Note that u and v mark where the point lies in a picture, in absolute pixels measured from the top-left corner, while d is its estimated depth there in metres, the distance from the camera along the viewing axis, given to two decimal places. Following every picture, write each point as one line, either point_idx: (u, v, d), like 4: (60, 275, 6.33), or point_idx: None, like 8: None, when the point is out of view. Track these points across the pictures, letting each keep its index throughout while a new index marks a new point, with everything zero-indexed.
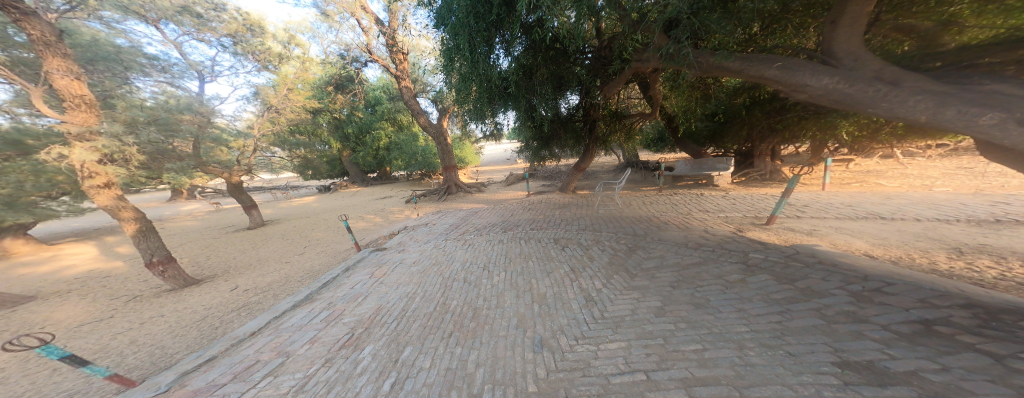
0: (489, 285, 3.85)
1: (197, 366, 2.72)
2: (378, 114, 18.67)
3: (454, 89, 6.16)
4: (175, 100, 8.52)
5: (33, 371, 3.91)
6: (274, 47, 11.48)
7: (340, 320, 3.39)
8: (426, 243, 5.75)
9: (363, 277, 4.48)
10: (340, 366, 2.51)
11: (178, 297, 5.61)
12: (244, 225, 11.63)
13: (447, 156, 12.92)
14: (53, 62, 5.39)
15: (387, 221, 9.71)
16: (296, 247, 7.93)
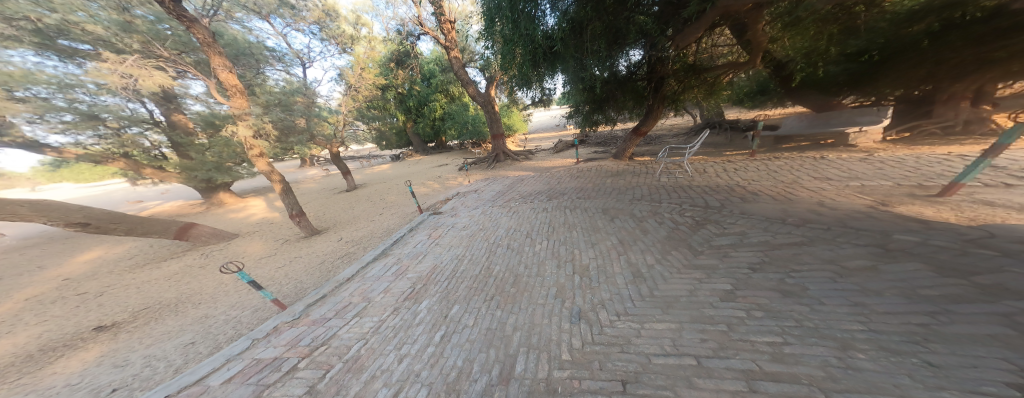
0: (531, 253, 3.78)
1: (316, 301, 3.39)
2: (433, 86, 19.76)
3: (499, 55, 6.44)
4: (290, 86, 10.63)
5: (233, 286, 5.94)
6: (347, 30, 12.36)
7: (405, 274, 3.77)
8: (475, 209, 6.08)
9: (423, 238, 5.01)
10: (403, 315, 2.85)
11: (307, 243, 7.59)
12: (341, 189, 14.54)
13: (494, 124, 13.13)
14: (216, 60, 6.67)
15: (442, 188, 10.62)
16: (377, 208, 9.64)
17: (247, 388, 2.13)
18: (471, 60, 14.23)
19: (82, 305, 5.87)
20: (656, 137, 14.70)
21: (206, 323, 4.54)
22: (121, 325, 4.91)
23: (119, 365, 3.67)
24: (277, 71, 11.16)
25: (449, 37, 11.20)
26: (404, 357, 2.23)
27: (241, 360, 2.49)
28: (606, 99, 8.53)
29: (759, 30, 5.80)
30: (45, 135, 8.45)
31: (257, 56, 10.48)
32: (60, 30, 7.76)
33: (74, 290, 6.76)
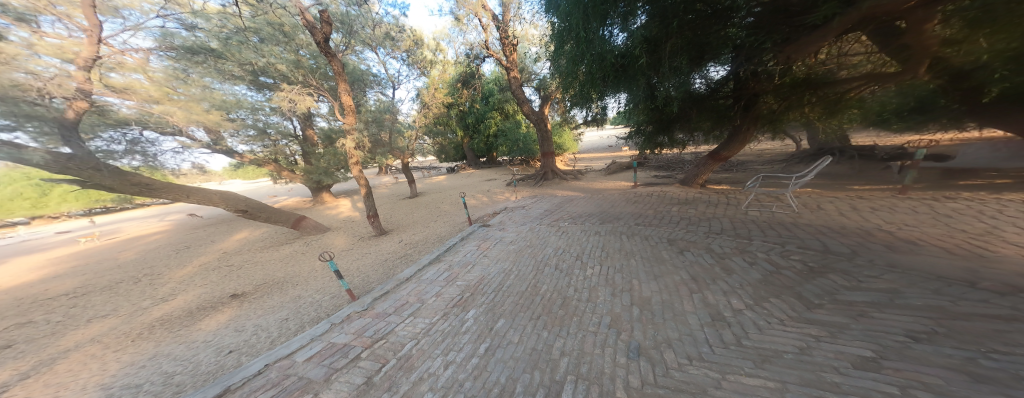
0: (581, 277, 3.49)
1: (379, 295, 3.63)
2: (490, 104, 21.19)
3: (562, 74, 6.84)
4: (381, 105, 12.61)
5: (315, 269, 7.00)
6: (427, 56, 14.34)
7: (455, 281, 3.84)
8: (524, 226, 6.04)
9: (472, 248, 5.11)
10: (451, 322, 2.85)
11: (375, 241, 8.57)
12: (404, 196, 16.29)
13: (545, 142, 13.35)
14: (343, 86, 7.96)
15: (491, 201, 11.01)
16: (433, 215, 10.48)
17: (321, 369, 2.33)
18: (529, 79, 14.58)
19: (227, 274, 7.59)
20: (743, 165, 12.63)
21: (301, 299, 5.28)
22: (246, 295, 6.02)
23: (240, 329, 4.47)
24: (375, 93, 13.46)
25: (510, 59, 12.08)
26: (450, 364, 2.20)
27: (320, 341, 2.77)
28: (675, 119, 7.85)
29: (928, 33, 3.97)
30: (238, 144, 11.91)
31: (366, 81, 12.95)
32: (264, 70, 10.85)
33: (225, 261, 8.85)
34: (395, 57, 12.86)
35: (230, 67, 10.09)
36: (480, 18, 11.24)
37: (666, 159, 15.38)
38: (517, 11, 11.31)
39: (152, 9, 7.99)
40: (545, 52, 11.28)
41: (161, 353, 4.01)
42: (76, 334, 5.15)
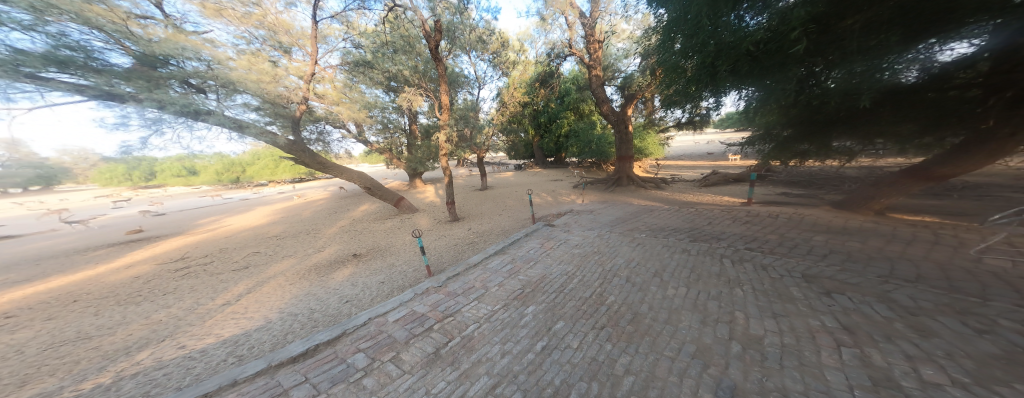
0: (659, 297, 3.18)
1: (451, 276, 4.03)
2: (565, 104, 20.93)
3: (668, 70, 6.49)
4: (466, 103, 13.62)
5: (402, 242, 8.16)
6: (510, 57, 14.89)
7: (517, 275, 3.96)
8: (596, 232, 5.80)
9: (536, 245, 5.20)
10: (512, 314, 2.96)
11: (450, 225, 9.46)
12: (475, 188, 17.49)
13: (625, 145, 12.63)
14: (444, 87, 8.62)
15: (558, 201, 10.91)
16: (499, 209, 11.02)
17: (404, 332, 2.76)
18: (612, 78, 13.68)
19: (352, 236, 9.39)
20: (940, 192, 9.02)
21: (394, 267, 6.06)
22: (364, 256, 7.27)
23: (353, 284, 5.38)
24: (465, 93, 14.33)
25: (594, 57, 11.75)
26: (507, 353, 2.30)
27: (406, 308, 3.26)
28: (850, 114, 5.60)
29: None
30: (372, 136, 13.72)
31: (460, 83, 13.63)
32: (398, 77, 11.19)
33: (356, 226, 10.84)
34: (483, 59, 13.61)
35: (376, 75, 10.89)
36: (567, 16, 11.16)
37: (803, 172, 12.17)
38: (607, 7, 10.77)
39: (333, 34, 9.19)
40: (638, 47, 10.77)
41: (307, 291, 5.27)
42: (259, 268, 7.02)
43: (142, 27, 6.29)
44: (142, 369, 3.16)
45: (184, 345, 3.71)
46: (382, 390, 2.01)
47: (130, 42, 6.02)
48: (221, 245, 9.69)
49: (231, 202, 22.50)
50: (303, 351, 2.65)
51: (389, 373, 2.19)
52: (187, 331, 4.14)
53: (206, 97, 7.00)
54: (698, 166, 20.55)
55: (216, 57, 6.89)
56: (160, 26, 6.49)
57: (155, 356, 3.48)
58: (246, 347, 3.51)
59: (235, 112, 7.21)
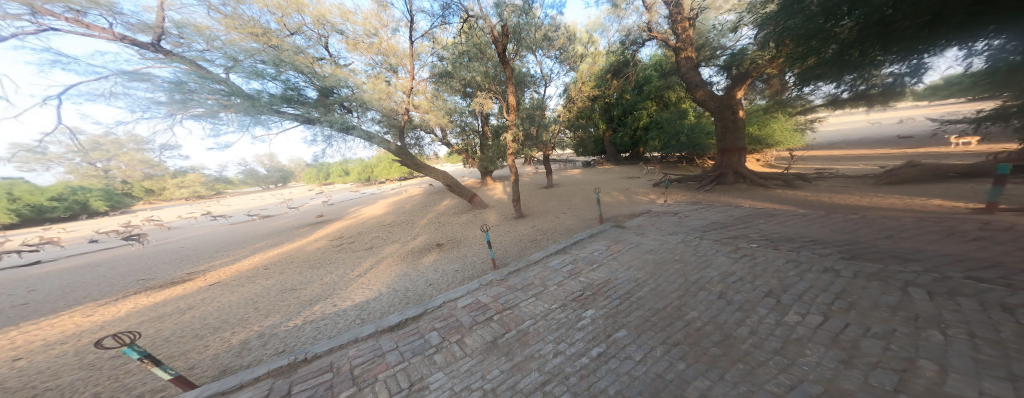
0: (763, 322, 2.57)
1: (512, 270, 4.26)
2: (645, 93, 18.79)
3: (813, 46, 5.71)
4: (532, 103, 13.44)
5: (474, 235, 8.97)
6: (579, 50, 14.10)
7: (578, 276, 3.88)
8: (680, 238, 5.05)
9: (602, 247, 4.95)
10: (569, 315, 2.93)
11: (518, 221, 9.82)
12: (543, 186, 17.62)
13: (731, 135, 10.78)
14: (510, 89, 8.92)
15: (632, 201, 9.95)
16: (565, 207, 10.85)
17: (469, 318, 3.11)
18: (711, 57, 11.47)
19: (438, 227, 10.84)
20: None
21: (466, 257, 6.76)
22: (444, 245, 8.36)
23: (435, 269, 6.28)
24: (531, 92, 14.35)
25: (683, 37, 10.21)
26: (560, 353, 2.34)
27: (471, 296, 3.66)
28: None
29: None
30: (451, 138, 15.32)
31: (527, 82, 13.78)
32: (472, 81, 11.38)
33: (441, 219, 12.38)
34: (549, 57, 13.17)
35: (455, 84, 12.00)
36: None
37: None
38: None
39: (424, 49, 10.57)
40: (745, 18, 8.78)
41: (404, 272, 6.39)
42: (373, 250, 8.89)
43: (319, 66, 8.33)
44: (312, 320, 4.58)
45: (334, 304, 5.14)
46: (448, 367, 2.37)
47: (315, 79, 8.08)
48: (355, 229, 12.69)
49: (360, 196, 29.03)
50: (396, 323, 3.35)
51: (454, 353, 2.54)
52: (334, 294, 5.68)
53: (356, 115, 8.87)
54: (877, 157, 14.37)
55: (353, 84, 8.48)
56: (327, 64, 8.62)
57: (319, 311, 4.93)
58: (367, 311, 4.60)
59: (367, 126, 8.93)
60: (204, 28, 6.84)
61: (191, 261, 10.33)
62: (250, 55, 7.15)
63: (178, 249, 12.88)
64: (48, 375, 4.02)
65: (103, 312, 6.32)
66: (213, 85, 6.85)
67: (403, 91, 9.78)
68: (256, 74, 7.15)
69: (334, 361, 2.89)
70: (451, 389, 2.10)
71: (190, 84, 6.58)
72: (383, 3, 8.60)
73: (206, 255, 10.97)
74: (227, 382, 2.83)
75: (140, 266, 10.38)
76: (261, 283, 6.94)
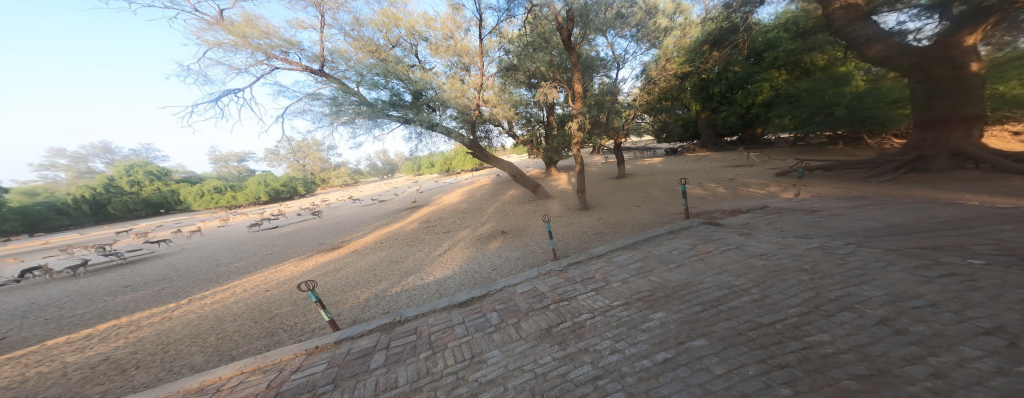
0: (968, 367, 1.42)
1: (572, 262, 4.20)
2: (766, 62, 15.09)
3: None
4: (603, 88, 12.37)
5: (536, 226, 9.00)
6: (664, 23, 12.09)
7: (648, 276, 3.45)
8: (812, 244, 3.59)
9: (683, 246, 4.23)
10: (632, 314, 2.66)
11: (584, 213, 9.36)
12: (613, 176, 16.38)
13: (947, 99, 7.10)
14: (576, 75, 8.48)
15: (735, 195, 8.21)
16: (638, 199, 9.80)
17: (527, 304, 3.22)
18: None
19: (503, 216, 11.34)
20: None
21: (527, 246, 6.94)
22: (510, 233, 8.71)
23: (500, 255, 6.67)
24: (600, 77, 13.26)
25: None
26: (617, 351, 2.16)
27: (530, 283, 3.78)
28: None
29: None
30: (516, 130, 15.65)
31: (596, 67, 12.78)
32: (541, 72, 11.28)
33: (507, 207, 12.88)
34: (621, 36, 11.75)
35: (520, 76, 11.53)
36: None
37: None
38: None
39: (494, 43, 10.96)
40: None
41: (475, 256, 6.96)
42: (451, 233, 10.04)
43: (410, 72, 9.43)
44: (407, 288, 5.55)
45: (421, 277, 6.05)
46: (504, 346, 2.55)
47: (410, 84, 9.26)
48: (437, 214, 14.50)
49: (442, 186, 32.91)
50: (465, 300, 3.74)
51: (511, 334, 2.69)
52: (420, 269, 6.68)
53: (440, 114, 9.89)
54: None
55: (437, 86, 9.50)
56: (418, 69, 9.96)
57: (411, 282, 5.91)
58: (444, 287, 5.26)
59: (446, 122, 9.95)
60: (344, 52, 8.70)
61: (337, 232, 13.84)
62: (372, 69, 8.68)
63: (330, 223, 17.37)
64: (273, 303, 6.14)
65: (302, 265, 9.00)
66: (351, 97, 8.71)
67: (474, 88, 10.42)
68: (373, 84, 8.66)
69: (417, 326, 3.44)
70: (506, 366, 2.26)
71: (339, 98, 8.56)
72: (455, 7, 9.32)
73: (345, 229, 14.48)
74: (354, 329, 3.75)
75: (314, 234, 14.44)
76: (374, 256, 8.60)
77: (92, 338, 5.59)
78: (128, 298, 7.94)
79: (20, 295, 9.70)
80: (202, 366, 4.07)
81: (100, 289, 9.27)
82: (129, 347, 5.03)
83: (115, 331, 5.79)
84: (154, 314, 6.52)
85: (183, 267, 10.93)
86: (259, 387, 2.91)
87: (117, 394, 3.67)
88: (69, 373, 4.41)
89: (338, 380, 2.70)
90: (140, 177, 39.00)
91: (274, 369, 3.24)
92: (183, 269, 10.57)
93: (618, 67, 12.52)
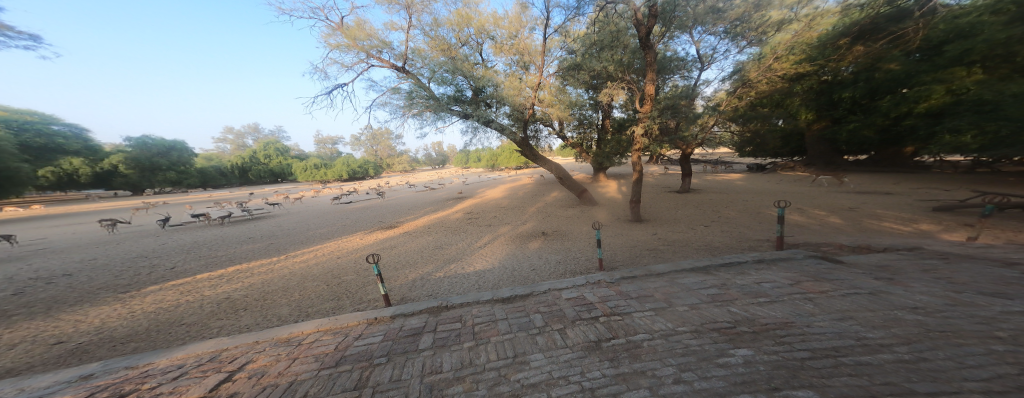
0: None
1: (626, 276, 3.92)
2: (945, 57, 10.74)
3: None
4: (680, 91, 11.43)
5: (581, 232, 8.60)
6: (774, 16, 10.47)
7: (727, 305, 2.84)
8: (1010, 308, 2.41)
9: (780, 281, 3.44)
10: (705, 344, 2.19)
11: (637, 227, 8.64)
12: (671, 189, 15.10)
13: None
14: (650, 75, 7.95)
15: (853, 230, 6.76)
16: (704, 220, 8.79)
17: (573, 311, 3.10)
18: None
19: (548, 216, 11.23)
20: None
21: (569, 251, 6.74)
22: (554, 235, 8.55)
23: (540, 256, 6.58)
24: (677, 79, 12.39)
25: None
26: (682, 382, 1.82)
27: (577, 290, 3.65)
28: None
29: None
30: (568, 131, 15.36)
31: (672, 68, 11.64)
32: (609, 74, 10.93)
33: (551, 209, 12.70)
34: (711, 33, 10.84)
35: (582, 77, 11.26)
36: None
37: None
38: None
39: (556, 44, 10.85)
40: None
41: (520, 254, 6.90)
42: (492, 227, 10.25)
43: (474, 69, 9.78)
44: (454, 274, 5.83)
45: (463, 266, 6.28)
46: (549, 352, 2.47)
47: (471, 81, 9.58)
48: (483, 206, 15.05)
49: (490, 179, 34.03)
50: (508, 296, 3.76)
51: (556, 340, 2.62)
52: (462, 257, 6.97)
53: (495, 109, 10.11)
54: None
55: (496, 83, 9.79)
56: (480, 65, 10.37)
57: (452, 269, 6.15)
58: (483, 280, 5.36)
59: (501, 119, 10.14)
60: (422, 51, 9.33)
61: (396, 212, 15.32)
62: (444, 68, 9.19)
63: (392, 203, 19.25)
64: (341, 270, 6.91)
65: (368, 238, 10.13)
66: (423, 92, 9.31)
67: (531, 87, 10.53)
68: (442, 80, 9.22)
69: (462, 315, 3.55)
70: (550, 374, 2.18)
71: (412, 93, 9.21)
72: (523, 5, 9.46)
73: (403, 210, 15.86)
74: (407, 307, 4.03)
75: (379, 212, 16.14)
76: (423, 239, 9.17)
77: (220, 278, 6.96)
78: (249, 247, 9.87)
79: (188, 233, 12.80)
80: (285, 318, 4.76)
81: (231, 236, 11.78)
82: (241, 291, 6.13)
83: (235, 275, 7.10)
84: (260, 265, 7.83)
85: (280, 226, 13.21)
86: (328, 348, 3.28)
87: (230, 331, 4.52)
88: (201, 305, 5.61)
89: (391, 355, 2.91)
90: (269, 152, 50.21)
91: (341, 332, 3.64)
92: (282, 228, 12.79)
93: (703, 67, 11.48)
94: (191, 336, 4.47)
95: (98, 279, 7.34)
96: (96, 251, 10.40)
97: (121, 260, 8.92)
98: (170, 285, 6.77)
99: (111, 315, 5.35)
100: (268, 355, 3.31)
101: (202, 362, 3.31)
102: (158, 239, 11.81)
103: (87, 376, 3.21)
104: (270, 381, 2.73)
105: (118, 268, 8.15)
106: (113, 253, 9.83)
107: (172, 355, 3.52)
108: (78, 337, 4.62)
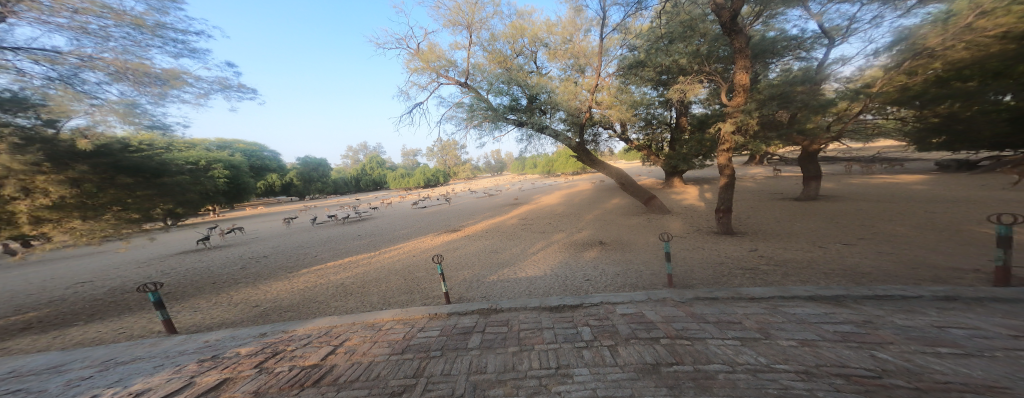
0: None
1: (704, 298, 3.17)
2: None
3: None
4: (799, 74, 8.98)
5: (649, 243, 7.56)
6: None
7: (867, 349, 1.95)
8: None
9: (990, 330, 2.16)
10: (817, 390, 1.55)
11: (727, 240, 7.06)
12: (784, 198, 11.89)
13: None
14: (740, 63, 6.77)
15: None
16: (840, 237, 6.48)
17: (629, 328, 2.67)
18: None
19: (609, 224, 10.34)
20: None
21: (632, 263, 5.96)
22: (616, 244, 7.77)
23: (596, 267, 6.02)
24: (786, 61, 10.05)
25: None
26: None
27: (636, 306, 3.15)
28: None
29: None
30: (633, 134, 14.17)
31: (774, 49, 9.54)
32: (682, 67, 9.72)
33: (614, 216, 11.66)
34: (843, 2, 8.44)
35: (648, 72, 10.47)
36: None
37: None
38: None
39: (615, 44, 10.42)
40: None
41: (575, 262, 6.49)
42: (546, 233, 10.05)
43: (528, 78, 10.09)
44: (507, 279, 5.89)
45: (515, 271, 6.28)
46: (595, 368, 2.18)
47: (525, 89, 9.95)
48: (542, 212, 15.05)
49: (553, 185, 33.73)
50: (557, 305, 3.54)
51: (604, 357, 2.29)
52: (516, 263, 7.00)
53: (550, 116, 10.26)
54: None
55: (550, 89, 9.94)
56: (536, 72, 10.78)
57: (506, 274, 6.23)
58: (535, 286, 5.22)
59: (556, 125, 10.18)
60: (480, 66, 10.25)
61: (461, 216, 16.81)
62: (500, 82, 9.84)
63: (461, 208, 21.19)
64: (415, 268, 7.89)
65: (436, 239, 11.37)
66: (481, 103, 10.17)
67: (588, 89, 10.27)
68: (497, 91, 9.90)
69: (510, 319, 3.50)
70: (594, 391, 1.90)
71: (471, 104, 10.16)
72: (577, 8, 9.54)
73: (468, 215, 17.23)
74: (462, 307, 4.23)
75: (449, 215, 17.99)
76: (482, 243, 9.68)
77: (334, 268, 8.89)
78: (355, 243, 12.38)
79: (323, 230, 17.00)
80: (371, 306, 5.68)
81: (345, 233, 15.01)
82: (350, 279, 7.70)
83: (345, 266, 8.97)
84: (362, 258, 9.71)
85: (375, 227, 16.16)
86: (398, 336, 3.71)
87: (338, 312, 5.64)
88: (319, 288, 7.26)
89: (445, 349, 3.08)
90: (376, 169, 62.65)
91: (409, 323, 4.08)
92: (377, 228, 15.64)
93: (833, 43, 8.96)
94: (318, 312, 5.80)
95: (269, 261, 10.43)
96: (272, 241, 14.86)
97: (286, 249, 12.49)
98: (311, 269, 8.99)
99: (272, 290, 7.46)
100: (358, 335, 3.95)
101: (321, 334, 4.16)
102: (307, 234, 16.05)
103: (264, 334, 4.49)
104: (356, 358, 3.23)
105: (280, 254, 11.41)
106: (281, 243, 13.88)
107: (306, 326, 4.57)
108: (258, 303, 6.61)
